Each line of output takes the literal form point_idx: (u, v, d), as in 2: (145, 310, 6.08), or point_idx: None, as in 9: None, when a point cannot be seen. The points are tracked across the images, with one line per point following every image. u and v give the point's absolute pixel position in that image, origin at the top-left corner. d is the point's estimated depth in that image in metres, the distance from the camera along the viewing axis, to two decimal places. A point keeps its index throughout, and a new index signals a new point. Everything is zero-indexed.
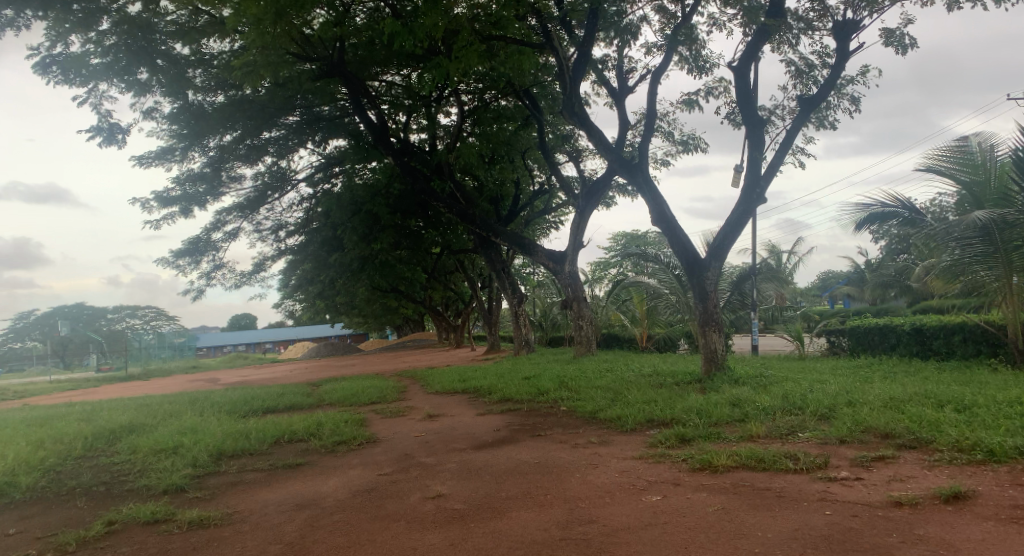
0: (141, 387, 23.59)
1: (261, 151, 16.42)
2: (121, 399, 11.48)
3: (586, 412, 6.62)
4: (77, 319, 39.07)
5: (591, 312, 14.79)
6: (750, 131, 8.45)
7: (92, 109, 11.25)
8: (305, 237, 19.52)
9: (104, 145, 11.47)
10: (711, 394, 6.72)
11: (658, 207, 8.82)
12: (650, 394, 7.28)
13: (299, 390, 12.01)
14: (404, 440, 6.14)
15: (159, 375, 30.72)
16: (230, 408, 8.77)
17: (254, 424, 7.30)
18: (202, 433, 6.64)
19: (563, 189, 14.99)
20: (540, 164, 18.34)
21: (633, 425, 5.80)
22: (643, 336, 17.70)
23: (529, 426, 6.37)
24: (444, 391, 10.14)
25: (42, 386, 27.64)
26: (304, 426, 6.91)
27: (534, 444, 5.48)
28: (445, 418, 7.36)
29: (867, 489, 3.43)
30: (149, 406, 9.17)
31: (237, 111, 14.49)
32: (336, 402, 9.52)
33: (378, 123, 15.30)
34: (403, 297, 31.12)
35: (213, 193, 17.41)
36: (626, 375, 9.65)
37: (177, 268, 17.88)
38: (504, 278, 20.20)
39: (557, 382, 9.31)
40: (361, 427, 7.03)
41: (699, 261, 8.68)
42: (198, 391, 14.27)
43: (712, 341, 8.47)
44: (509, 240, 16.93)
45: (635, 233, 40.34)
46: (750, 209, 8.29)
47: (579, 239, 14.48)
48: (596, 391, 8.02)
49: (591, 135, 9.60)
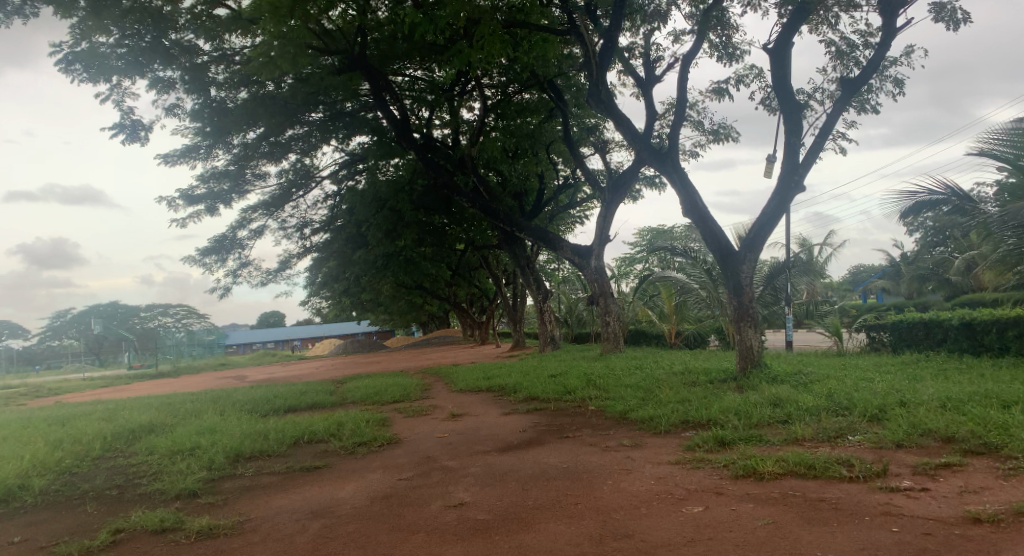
0: (171, 384, 23.83)
1: (285, 148, 16.35)
2: (146, 398, 11.46)
3: (616, 413, 6.31)
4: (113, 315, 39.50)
5: (618, 308, 14.39)
6: (788, 116, 8.03)
7: (115, 106, 11.26)
8: (330, 235, 19.46)
9: (127, 143, 11.43)
10: (749, 394, 6.35)
11: (690, 197, 8.45)
12: (683, 394, 6.92)
13: (323, 388, 11.87)
14: (426, 442, 5.89)
15: (189, 373, 31.10)
16: (252, 408, 8.62)
17: (274, 424, 7.12)
18: (221, 434, 6.48)
19: (589, 182, 14.64)
20: (564, 158, 17.99)
21: (667, 427, 5.48)
22: (672, 332, 17.36)
23: (556, 427, 6.08)
24: (469, 389, 9.89)
25: (74, 384, 28.05)
26: (324, 426, 6.72)
27: (562, 447, 5.19)
28: (469, 418, 7.09)
29: (936, 502, 3.08)
30: (172, 405, 9.08)
31: (260, 108, 14.41)
32: (359, 400, 9.33)
33: (399, 117, 15.10)
34: (427, 294, 30.98)
35: (238, 191, 17.40)
36: (657, 372, 9.29)
37: (203, 265, 17.92)
38: (528, 274, 19.88)
39: (585, 380, 9.00)
40: (382, 428, 6.81)
41: (733, 254, 8.28)
42: (223, 389, 14.25)
43: (747, 337, 8.10)
44: (534, 235, 16.61)
45: (662, 228, 39.69)
46: (788, 199, 7.88)
47: (605, 233, 14.12)
48: (626, 390, 7.69)
49: (619, 124, 9.26)
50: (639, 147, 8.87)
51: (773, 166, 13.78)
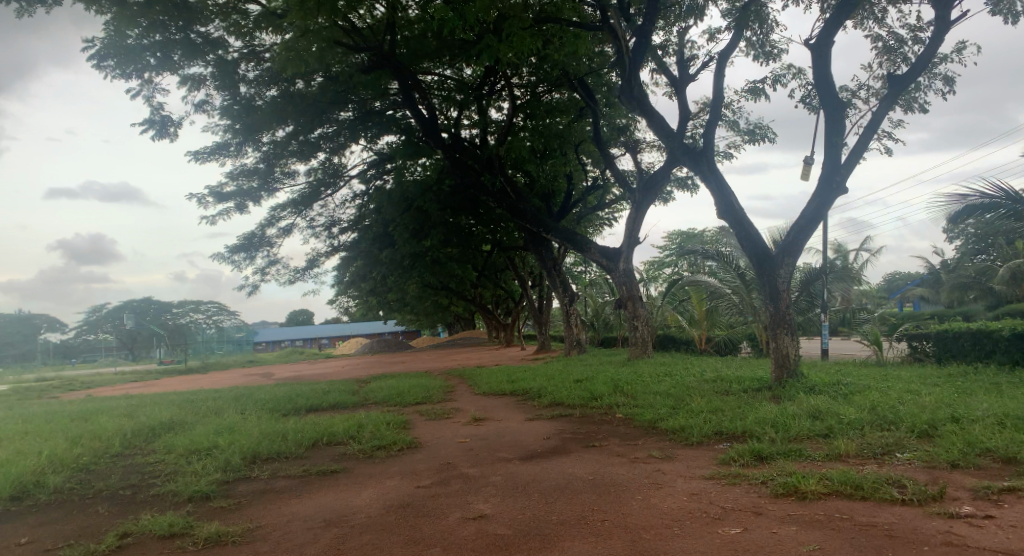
0: (199, 380, 24.10)
1: (314, 147, 16.36)
2: (172, 393, 11.50)
3: (645, 421, 6.07)
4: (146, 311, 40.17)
5: (647, 312, 14.06)
6: (829, 114, 7.67)
7: (145, 102, 11.33)
8: (358, 234, 19.47)
9: (157, 138, 11.50)
10: (786, 405, 6.04)
11: (725, 197, 8.16)
12: (715, 403, 6.63)
13: (346, 387, 11.80)
14: (447, 447, 5.71)
15: (218, 369, 31.48)
16: (273, 407, 8.54)
17: (294, 424, 7.02)
18: (240, 433, 6.38)
19: (619, 183, 14.36)
20: (594, 159, 17.72)
21: (699, 438, 5.22)
22: (703, 338, 17.00)
23: (582, 435, 5.85)
24: (493, 392, 9.69)
25: (106, 377, 28.57)
26: (344, 427, 6.58)
27: (587, 456, 4.97)
28: (492, 423, 6.89)
29: (1004, 533, 2.78)
30: (195, 402, 9.05)
31: (290, 107, 14.42)
32: (381, 401, 9.19)
33: (428, 116, 14.99)
34: (453, 294, 30.91)
35: (267, 189, 17.47)
36: (687, 379, 8.99)
37: (232, 263, 18.03)
38: (555, 276, 19.61)
39: (612, 386, 8.74)
40: (403, 430, 6.65)
41: (769, 257, 7.95)
42: (248, 386, 14.29)
43: (783, 345, 7.80)
44: (561, 236, 16.37)
45: (691, 232, 39.11)
46: (828, 200, 7.53)
47: (635, 234, 13.82)
48: (655, 397, 7.42)
49: (652, 122, 9.00)
50: (672, 146, 8.60)
51: (810, 169, 13.35)
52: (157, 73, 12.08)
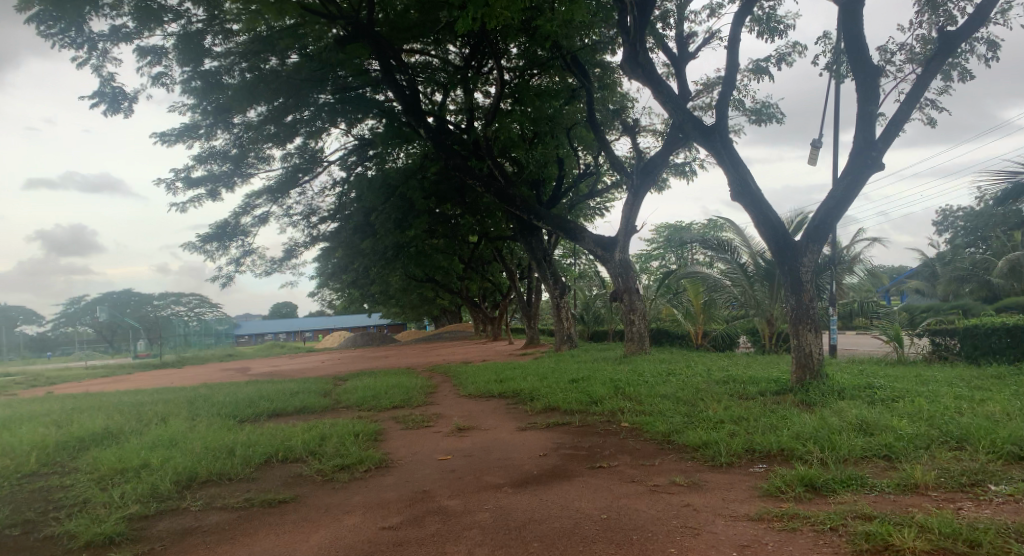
0: (171, 375, 22.95)
1: (294, 131, 15.25)
2: (125, 394, 10.45)
3: (658, 434, 5.18)
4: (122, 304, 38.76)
5: (644, 305, 13.18)
6: (862, 82, 6.73)
7: (93, 71, 10.18)
8: (339, 223, 18.38)
9: (108, 113, 10.40)
10: (824, 415, 5.17)
11: (741, 177, 7.27)
12: (737, 411, 5.74)
13: (319, 387, 10.81)
14: (424, 467, 4.76)
15: (194, 363, 30.31)
16: (231, 412, 7.52)
17: (249, 435, 6.04)
18: (180, 447, 5.37)
19: (615, 167, 13.40)
20: (585, 145, 16.72)
21: (728, 458, 4.32)
22: (698, 333, 16.08)
23: (585, 451, 4.93)
24: (479, 393, 8.74)
25: (74, 373, 27.24)
26: (305, 439, 5.61)
27: (595, 483, 4.05)
28: (478, 433, 5.96)
29: None
30: (143, 406, 8.03)
31: (261, 83, 13.29)
32: (355, 404, 8.21)
33: (410, 95, 13.91)
34: (438, 287, 29.86)
35: (241, 174, 16.35)
36: (695, 380, 8.12)
37: (203, 253, 16.88)
38: (545, 268, 18.59)
39: (613, 387, 7.82)
40: (374, 443, 5.69)
41: (791, 243, 7.05)
42: (215, 384, 13.28)
43: (806, 342, 6.95)
44: (552, 225, 15.35)
45: (679, 225, 38.37)
46: (860, 179, 6.63)
47: (632, 221, 12.91)
48: (665, 402, 6.52)
49: (658, 95, 8.10)
50: (682, 120, 7.69)
51: (818, 153, 12.51)
52: (107, 43, 11.03)
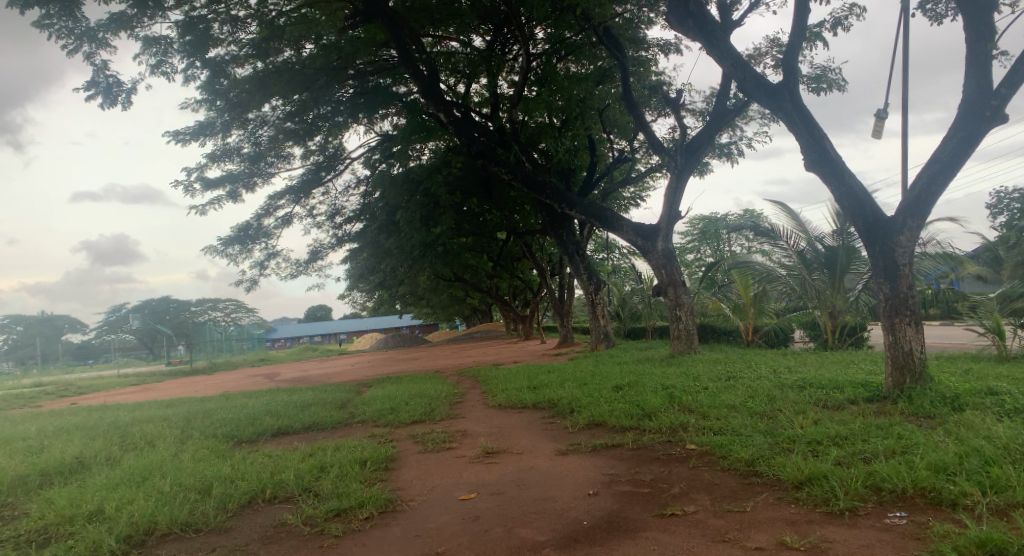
0: (198, 382, 22.44)
1: (315, 129, 14.24)
2: (132, 409, 9.66)
3: (740, 463, 4.07)
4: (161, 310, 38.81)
5: (691, 299, 11.94)
6: (971, 18, 5.45)
7: (86, 60, 9.34)
8: (363, 223, 17.47)
9: (105, 106, 9.62)
10: (957, 434, 3.97)
11: (818, 141, 6.08)
12: (834, 430, 4.57)
13: (338, 397, 9.87)
14: (440, 514, 3.72)
15: (226, 368, 29.96)
16: (228, 432, 6.58)
17: (239, 464, 5.07)
18: (147, 486, 4.38)
19: (655, 148, 12.17)
20: (620, 130, 15.48)
21: (851, 504, 3.17)
22: (748, 329, 14.77)
23: (648, 490, 3.83)
24: (510, 404, 7.68)
25: (106, 381, 26.97)
26: (300, 472, 4.60)
27: (668, 545, 2.96)
28: (512, 459, 4.91)
29: None
30: (135, 426, 7.13)
31: (275, 77, 12.23)
32: (371, 420, 7.18)
33: (430, 77, 12.58)
34: (467, 286, 28.89)
35: (261, 173, 15.48)
36: (764, 386, 6.92)
37: (224, 256, 16.15)
38: (579, 262, 17.36)
39: (668, 396, 6.69)
40: (385, 474, 4.67)
41: (883, 220, 5.82)
42: (232, 394, 12.49)
43: (905, 339, 5.70)
44: (589, 214, 13.86)
45: (714, 216, 36.67)
46: (974, 136, 5.38)
47: (675, 207, 11.71)
48: (737, 417, 5.38)
49: (716, 52, 6.92)
50: (744, 79, 6.52)
51: (883, 124, 11.10)
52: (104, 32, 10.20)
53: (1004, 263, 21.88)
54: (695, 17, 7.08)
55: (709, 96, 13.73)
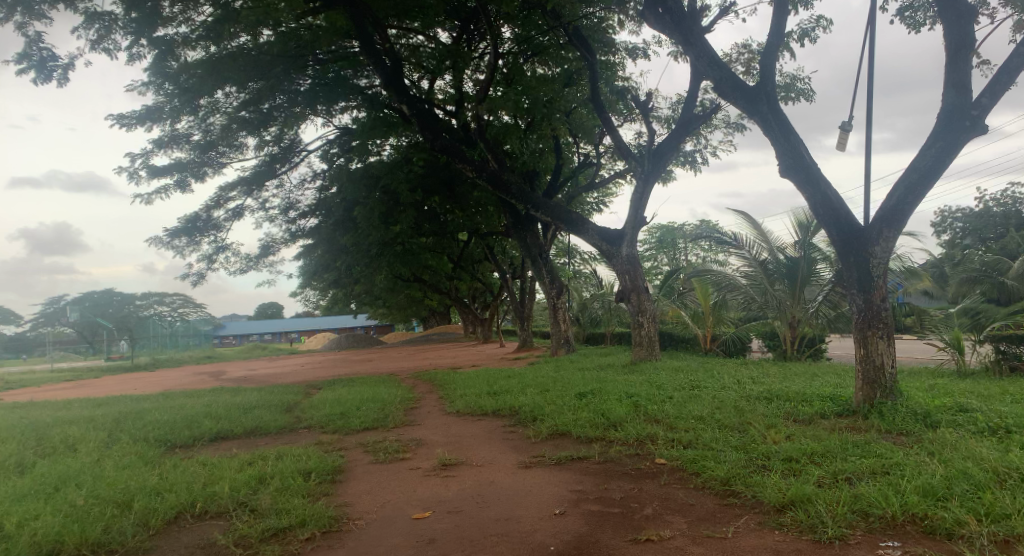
0: (138, 380, 21.35)
1: (270, 120, 13.58)
2: (59, 408, 8.94)
3: (716, 481, 3.82)
4: (104, 303, 37.07)
5: (654, 306, 11.79)
6: (950, 28, 5.38)
7: (17, 31, 8.62)
8: (320, 218, 16.83)
9: (39, 82, 8.91)
10: (939, 454, 3.80)
11: (794, 146, 5.93)
12: (809, 446, 4.38)
13: (286, 399, 9.32)
14: (390, 536, 3.36)
15: (169, 365, 28.72)
16: (162, 436, 6.05)
17: (169, 472, 4.58)
18: (57, 498, 3.86)
19: (623, 153, 11.99)
20: (585, 134, 15.29)
21: (839, 532, 2.94)
22: (707, 337, 14.74)
23: (619, 510, 3.55)
24: (468, 410, 7.33)
25: (39, 375, 25.50)
26: (235, 484, 4.15)
27: None
28: (472, 471, 4.57)
29: None
30: (57, 428, 6.51)
31: (229, 62, 11.55)
32: (319, 426, 6.73)
33: (393, 68, 12.03)
34: (425, 287, 28.34)
35: (212, 163, 14.64)
36: (732, 396, 6.74)
37: (170, 248, 15.33)
38: (540, 266, 17.07)
39: (634, 405, 6.45)
40: (333, 487, 4.26)
41: (859, 230, 5.71)
42: (172, 393, 11.80)
43: (876, 352, 5.58)
44: (553, 216, 13.59)
45: (672, 224, 36.95)
46: (952, 147, 5.31)
47: (640, 212, 11.56)
48: (708, 430, 5.16)
49: (691, 51, 6.73)
50: (720, 80, 6.36)
51: (847, 138, 11.17)
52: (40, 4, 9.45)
53: (948, 280, 22.52)
54: (670, 13, 6.87)
55: (675, 103, 13.66)
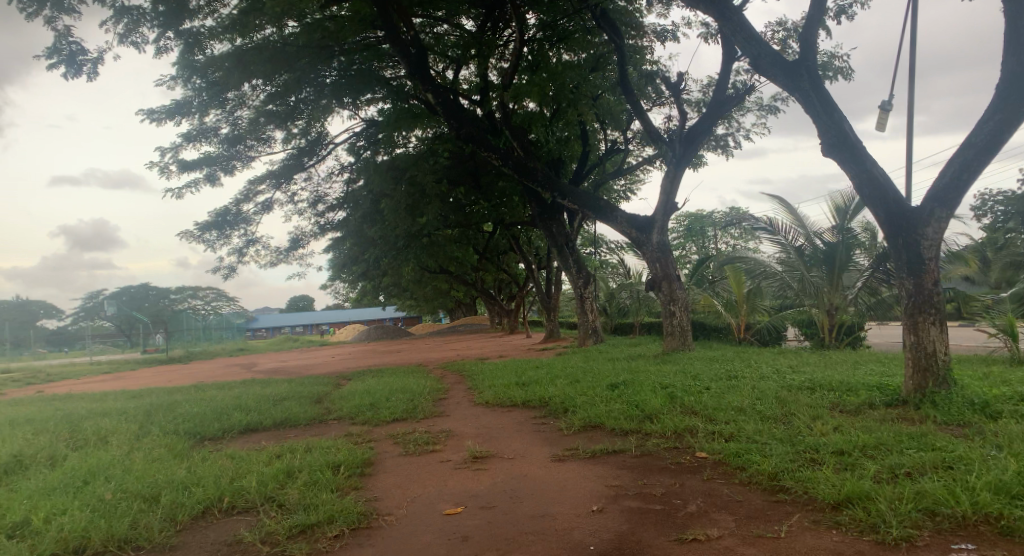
0: (172, 372, 21.68)
1: (297, 112, 13.56)
2: (92, 401, 9.03)
3: (763, 476, 3.62)
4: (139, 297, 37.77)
5: (686, 295, 11.51)
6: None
7: (46, 25, 8.65)
8: (347, 210, 16.82)
9: (68, 77, 8.96)
10: (1006, 447, 3.55)
11: (837, 124, 5.63)
12: (860, 438, 4.15)
13: (314, 391, 9.30)
14: (424, 533, 3.23)
15: (203, 358, 29.18)
16: (191, 429, 6.01)
17: (198, 466, 4.51)
18: (86, 493, 3.81)
19: (654, 138, 11.68)
20: (613, 120, 15.00)
21: (905, 532, 2.74)
22: (740, 326, 14.48)
23: (662, 506, 3.38)
24: (497, 402, 7.19)
25: (78, 368, 26.06)
26: (263, 478, 4.06)
27: None
28: (505, 464, 4.42)
29: None
30: (90, 420, 6.54)
31: (256, 55, 11.50)
32: (348, 418, 6.64)
33: (418, 55, 11.81)
34: (451, 278, 28.29)
35: (240, 157, 14.66)
36: (770, 387, 6.49)
37: (201, 242, 15.44)
38: (568, 255, 16.84)
39: (669, 396, 6.25)
40: (362, 481, 4.15)
41: (909, 210, 5.41)
42: (203, 385, 11.90)
43: (927, 339, 5.29)
44: (582, 203, 13.33)
45: (700, 212, 36.31)
46: (1012, 120, 4.99)
47: (672, 198, 11.26)
48: (748, 421, 4.94)
49: (727, 27, 6.44)
50: (758, 56, 6.07)
51: (888, 117, 10.72)
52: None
53: (991, 266, 21.72)
54: None
55: (706, 86, 13.28)
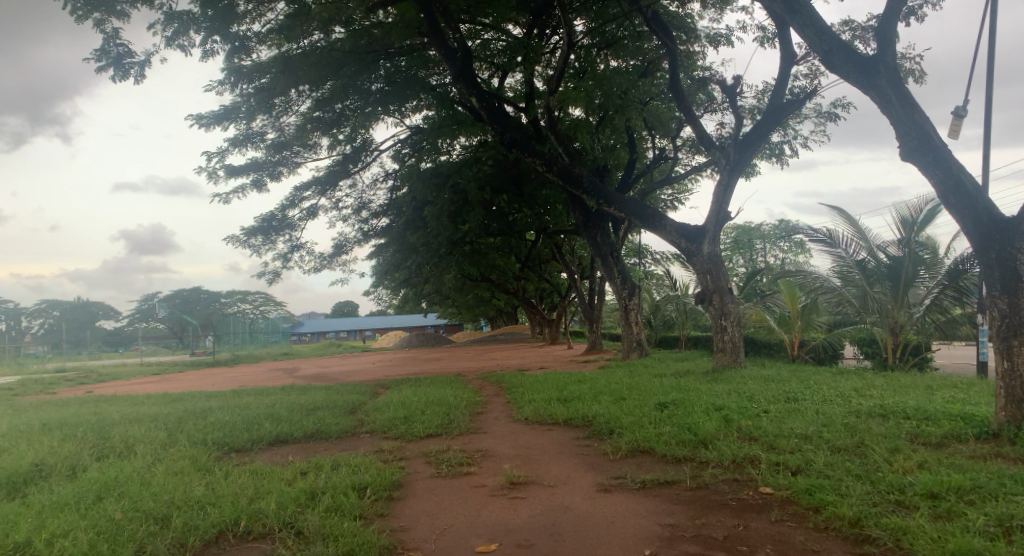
0: (217, 375, 21.93)
1: (342, 119, 13.49)
2: (132, 404, 8.98)
3: (842, 522, 3.14)
4: (191, 301, 38.64)
5: (738, 309, 10.91)
6: None
7: (95, 28, 8.70)
8: (390, 217, 16.72)
9: (116, 79, 9.01)
10: None
11: (919, 126, 5.08)
12: (952, 478, 3.60)
13: (350, 400, 9.06)
14: None
15: (248, 361, 29.57)
16: (220, 440, 5.80)
17: (218, 483, 4.25)
18: (97, 511, 3.57)
19: (707, 144, 11.16)
20: (662, 128, 14.50)
21: None
22: (793, 343, 13.60)
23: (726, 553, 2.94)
24: (537, 418, 6.81)
25: (129, 369, 26.66)
26: (283, 500, 3.76)
27: None
28: (545, 493, 4.03)
29: None
30: (122, 426, 6.40)
31: (301, 59, 11.44)
32: (382, 431, 6.35)
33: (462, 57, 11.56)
34: (493, 287, 28.03)
35: (286, 163, 14.66)
36: (836, 412, 5.93)
37: (246, 247, 15.52)
38: (613, 265, 16.34)
39: (723, 420, 5.76)
40: (387, 507, 3.82)
41: (1003, 222, 4.82)
42: (242, 390, 11.85)
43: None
44: (628, 211, 12.84)
45: (749, 224, 35.16)
46: None
47: (724, 208, 10.72)
48: (816, 453, 4.44)
49: (795, 21, 5.94)
50: (830, 52, 5.57)
51: (962, 124, 9.97)
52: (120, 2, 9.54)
53: None
54: None
55: (761, 92, 12.69)
